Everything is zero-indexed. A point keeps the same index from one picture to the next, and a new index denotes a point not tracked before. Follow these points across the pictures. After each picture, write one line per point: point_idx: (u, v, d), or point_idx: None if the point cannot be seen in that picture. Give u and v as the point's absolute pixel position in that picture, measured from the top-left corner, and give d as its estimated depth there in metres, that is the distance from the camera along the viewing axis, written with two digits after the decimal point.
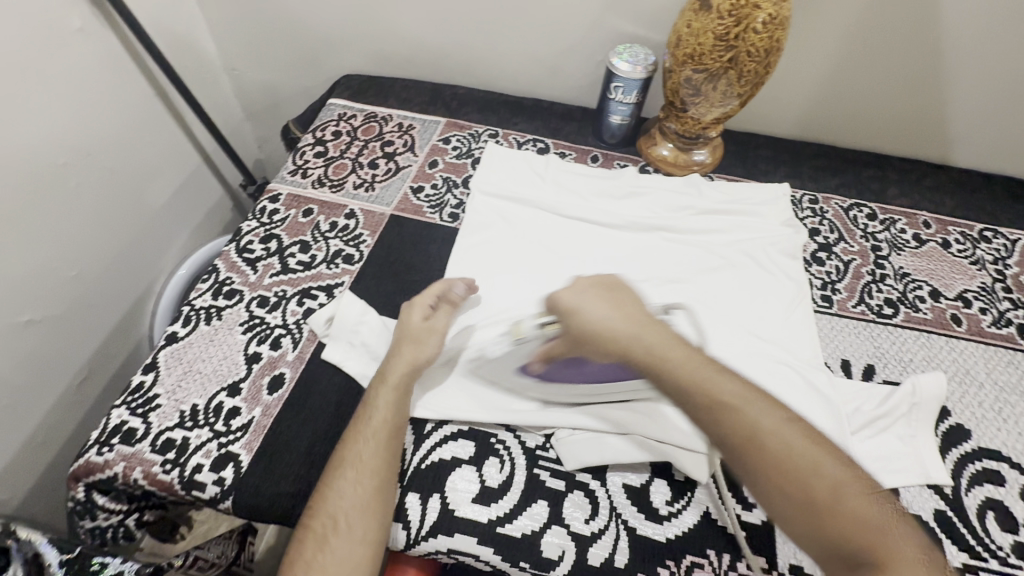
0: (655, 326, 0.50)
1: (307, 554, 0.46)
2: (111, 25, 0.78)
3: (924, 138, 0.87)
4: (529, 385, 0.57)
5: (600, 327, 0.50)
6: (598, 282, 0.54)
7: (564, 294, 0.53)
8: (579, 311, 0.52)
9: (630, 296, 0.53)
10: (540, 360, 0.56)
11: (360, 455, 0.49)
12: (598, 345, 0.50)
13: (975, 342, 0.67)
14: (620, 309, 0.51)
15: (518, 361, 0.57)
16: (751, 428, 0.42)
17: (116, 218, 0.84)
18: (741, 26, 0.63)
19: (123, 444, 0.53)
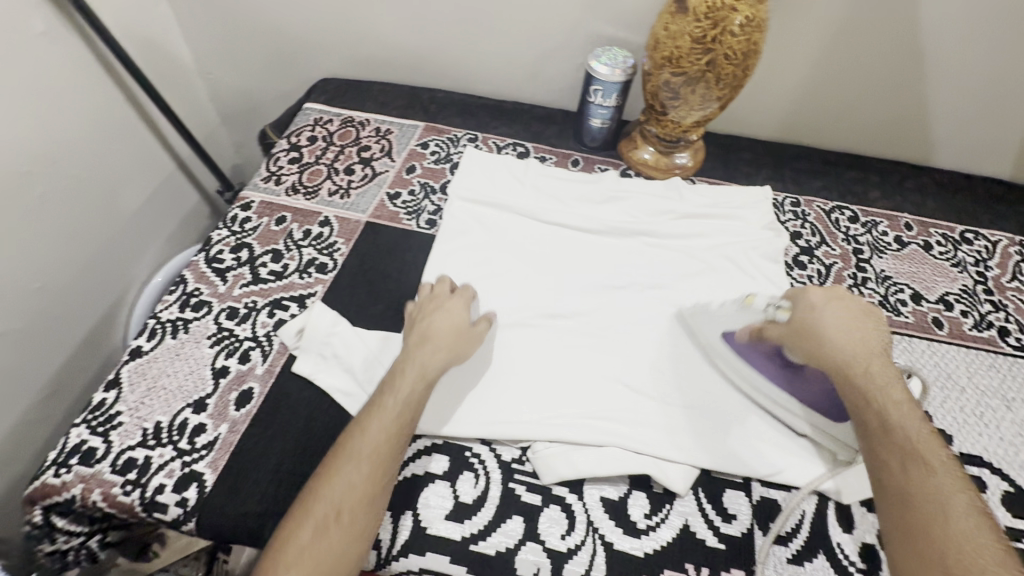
0: (882, 356, 0.50)
1: (303, 539, 0.43)
2: (75, 28, 0.76)
3: (905, 140, 0.86)
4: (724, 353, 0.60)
5: (822, 334, 0.52)
6: (860, 305, 0.54)
7: (813, 292, 0.55)
8: (816, 312, 0.54)
9: (877, 326, 0.53)
10: (750, 334, 0.58)
11: (376, 447, 0.47)
12: (816, 345, 0.52)
13: (957, 345, 0.67)
14: (866, 334, 0.52)
15: (734, 325, 0.61)
16: (886, 429, 0.46)
17: (84, 227, 0.82)
18: (718, 28, 0.62)
19: (82, 464, 0.51)
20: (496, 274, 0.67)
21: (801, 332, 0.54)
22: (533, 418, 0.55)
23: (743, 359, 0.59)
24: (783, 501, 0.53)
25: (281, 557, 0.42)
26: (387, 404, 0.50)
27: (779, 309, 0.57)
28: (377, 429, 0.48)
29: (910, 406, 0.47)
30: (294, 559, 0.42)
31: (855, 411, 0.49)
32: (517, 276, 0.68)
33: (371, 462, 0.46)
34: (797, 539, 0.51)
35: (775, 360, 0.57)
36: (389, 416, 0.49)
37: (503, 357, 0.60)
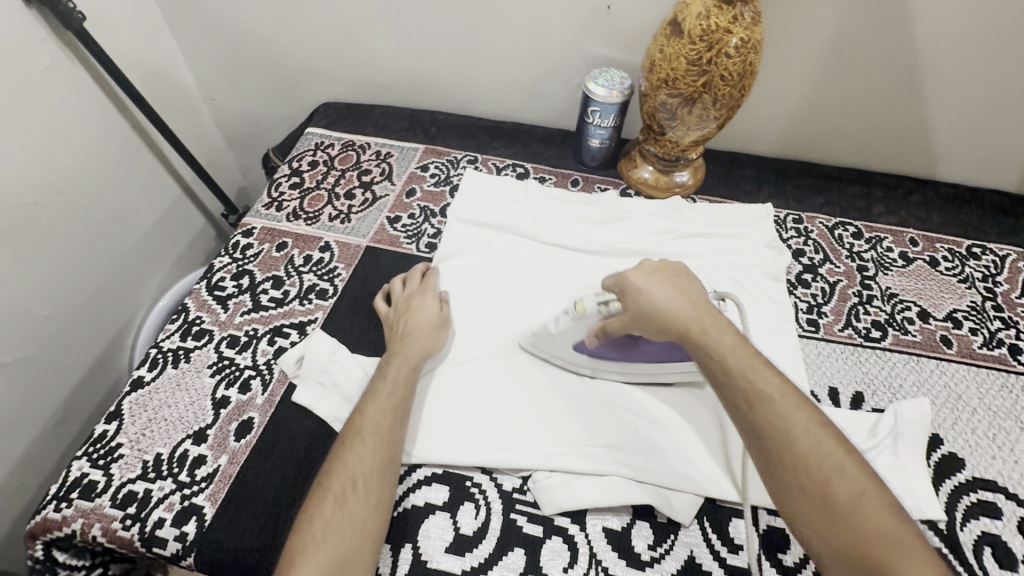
0: (707, 307, 0.51)
1: (325, 513, 0.45)
2: (81, 62, 0.77)
3: (909, 154, 0.85)
4: (584, 360, 0.59)
5: (659, 311, 0.51)
6: (665, 265, 0.54)
7: (633, 276, 0.53)
8: (641, 294, 0.52)
9: (690, 283, 0.53)
10: (597, 335, 0.56)
11: (378, 424, 0.51)
12: (658, 325, 0.51)
13: (967, 365, 0.65)
14: (686, 296, 0.51)
15: (576, 336, 0.57)
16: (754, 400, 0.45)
17: (91, 254, 0.83)
18: (713, 50, 0.62)
19: (83, 498, 0.51)
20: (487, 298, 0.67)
21: (642, 321, 0.52)
22: (528, 444, 0.55)
23: (599, 358, 0.58)
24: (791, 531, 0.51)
25: (309, 533, 0.44)
26: (382, 389, 0.53)
27: (610, 302, 0.55)
28: (377, 410, 0.52)
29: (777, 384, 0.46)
30: (321, 532, 0.44)
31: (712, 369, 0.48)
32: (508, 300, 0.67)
33: (372, 438, 0.49)
34: (807, 569, 0.49)
35: (624, 346, 0.56)
36: (382, 397, 0.53)
37: (482, 381, 0.59)
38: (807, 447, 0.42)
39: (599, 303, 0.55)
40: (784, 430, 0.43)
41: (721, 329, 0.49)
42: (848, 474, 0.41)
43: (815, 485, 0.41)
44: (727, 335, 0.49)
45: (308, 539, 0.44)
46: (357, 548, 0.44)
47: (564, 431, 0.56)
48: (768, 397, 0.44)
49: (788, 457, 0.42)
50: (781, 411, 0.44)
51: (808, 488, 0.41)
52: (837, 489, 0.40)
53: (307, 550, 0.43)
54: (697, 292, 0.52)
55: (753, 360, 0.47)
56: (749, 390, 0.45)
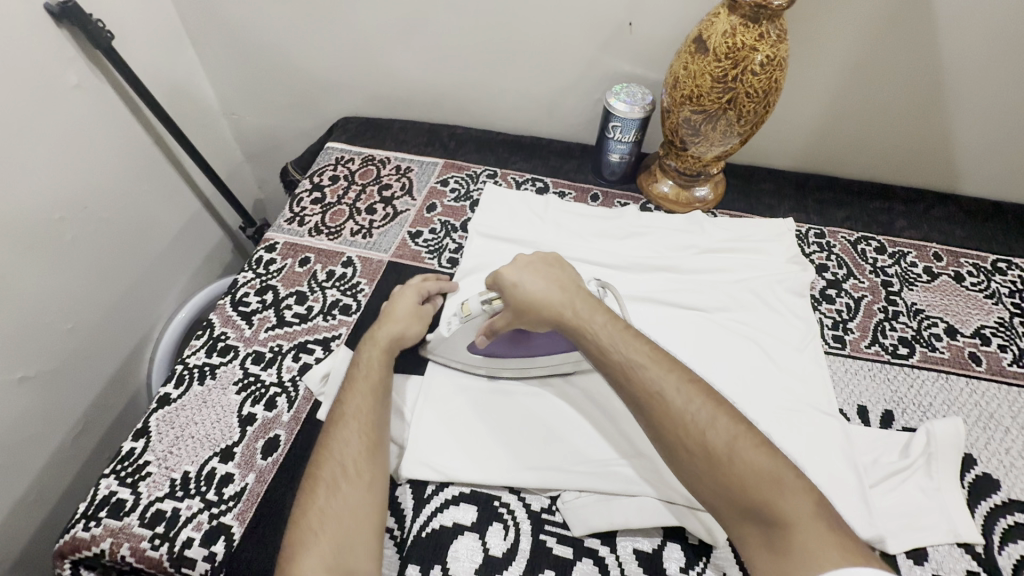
0: (578, 289, 0.57)
1: (319, 500, 0.46)
2: (107, 78, 0.78)
3: (930, 169, 0.85)
4: (478, 361, 0.61)
5: (530, 294, 0.56)
6: (540, 257, 0.60)
7: (506, 270, 0.58)
8: (518, 286, 0.57)
9: (566, 269, 0.60)
10: (486, 335, 0.59)
11: (360, 407, 0.52)
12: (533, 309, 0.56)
13: (997, 382, 0.65)
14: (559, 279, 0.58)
15: (467, 335, 0.60)
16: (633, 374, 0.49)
17: (113, 268, 0.84)
18: (738, 68, 0.62)
19: (111, 517, 0.51)
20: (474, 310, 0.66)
21: (519, 310, 0.57)
22: (554, 463, 0.55)
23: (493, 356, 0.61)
24: None
25: (306, 524, 0.45)
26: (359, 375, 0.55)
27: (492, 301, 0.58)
28: (357, 392, 0.53)
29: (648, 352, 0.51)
30: (318, 521, 0.45)
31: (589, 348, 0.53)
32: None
33: (355, 423, 0.51)
34: None
35: (512, 341, 0.60)
36: (364, 386, 0.54)
37: (478, 403, 0.59)
38: (680, 408, 0.46)
39: (482, 303, 0.58)
40: (657, 396, 0.47)
41: (591, 305, 0.55)
42: (721, 428, 0.45)
43: (694, 445, 0.45)
44: (598, 312, 0.55)
45: (306, 528, 0.45)
46: (354, 530, 0.45)
47: (576, 445, 0.56)
48: (640, 363, 0.49)
49: (670, 421, 0.46)
50: (652, 376, 0.48)
51: (691, 450, 0.44)
52: (712, 442, 0.44)
53: (305, 539, 0.44)
54: (570, 276, 0.59)
55: (620, 329, 0.53)
56: (620, 361, 0.50)
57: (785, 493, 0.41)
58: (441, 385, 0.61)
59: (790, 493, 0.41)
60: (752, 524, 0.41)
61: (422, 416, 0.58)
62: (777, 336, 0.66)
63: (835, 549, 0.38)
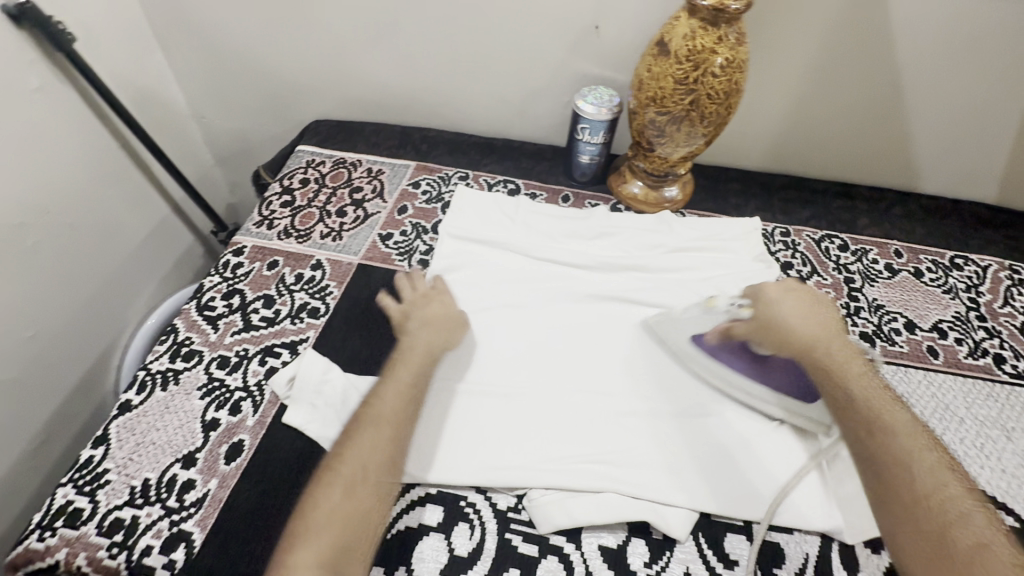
0: (841, 337, 0.54)
1: (334, 498, 0.45)
2: (70, 82, 0.77)
3: (891, 168, 0.87)
4: (698, 355, 0.61)
5: (786, 322, 0.55)
6: (802, 288, 0.58)
7: (771, 287, 0.58)
8: (772, 304, 0.57)
9: (825, 307, 0.57)
10: (720, 334, 0.59)
11: (399, 411, 0.51)
12: (779, 333, 0.55)
13: (953, 374, 0.66)
14: (817, 312, 0.56)
15: (698, 328, 0.62)
16: (847, 393, 0.49)
17: (77, 273, 0.82)
18: (699, 70, 0.64)
19: (68, 527, 0.50)
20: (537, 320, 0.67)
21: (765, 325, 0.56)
22: (569, 457, 0.55)
23: (716, 358, 0.60)
24: (786, 545, 0.51)
25: (311, 519, 0.44)
26: (404, 379, 0.54)
27: (742, 307, 0.59)
28: (394, 395, 0.52)
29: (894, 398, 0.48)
30: (325, 521, 0.44)
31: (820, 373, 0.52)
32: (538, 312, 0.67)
33: (385, 429, 0.49)
34: None
35: (743, 353, 0.59)
36: (405, 386, 0.53)
37: (521, 403, 0.59)
38: (928, 483, 0.42)
39: (731, 303, 0.60)
40: (902, 459, 0.43)
41: (849, 354, 0.52)
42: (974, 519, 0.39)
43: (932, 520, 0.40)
44: (855, 363, 0.51)
45: (312, 525, 0.43)
46: (357, 540, 0.44)
47: (630, 438, 0.57)
48: (889, 425, 0.45)
49: (902, 486, 0.42)
50: (903, 443, 0.44)
51: (909, 511, 0.41)
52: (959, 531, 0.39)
53: (307, 536, 0.43)
54: (832, 321, 0.56)
55: (880, 390, 0.49)
56: (868, 413, 0.47)
57: (958, 517, 0.39)
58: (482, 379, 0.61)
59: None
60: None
61: (456, 411, 0.58)
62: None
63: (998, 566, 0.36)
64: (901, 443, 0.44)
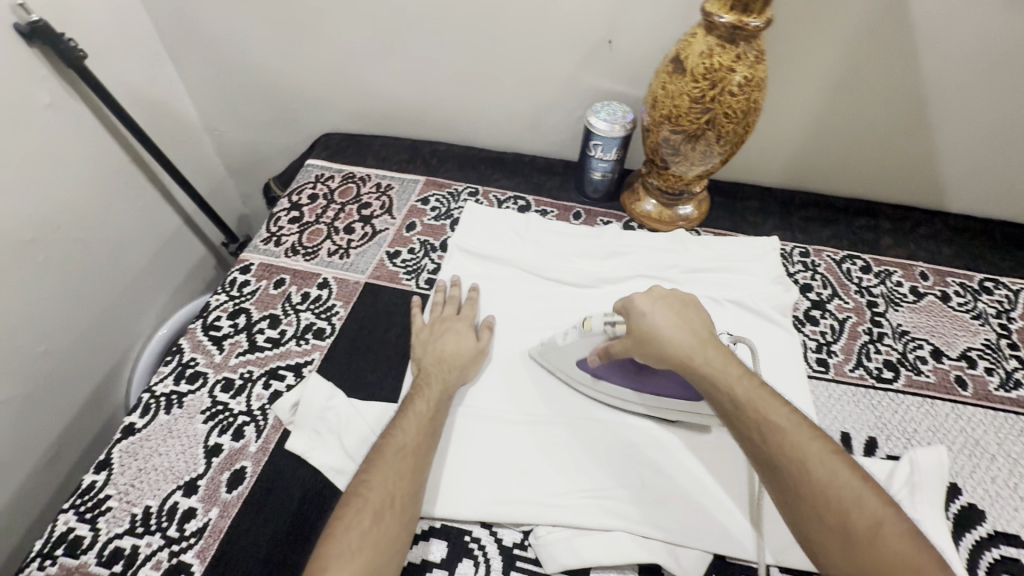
0: (715, 343, 0.51)
1: (362, 525, 0.45)
2: (82, 98, 0.77)
3: (916, 187, 0.84)
4: (587, 378, 0.59)
5: (659, 336, 0.51)
6: (675, 294, 0.55)
7: (640, 297, 0.55)
8: (647, 317, 0.53)
9: (697, 311, 0.54)
10: (600, 356, 0.57)
11: (417, 440, 0.51)
12: (659, 352, 0.51)
13: (983, 408, 0.63)
14: (691, 323, 0.52)
15: (580, 351, 0.59)
16: (751, 416, 0.45)
17: (90, 288, 0.82)
18: (717, 88, 0.61)
19: (68, 556, 0.49)
20: (533, 343, 0.65)
21: (641, 341, 0.53)
22: (578, 488, 0.54)
23: (601, 378, 0.59)
24: None
25: (342, 542, 0.44)
26: (418, 408, 0.54)
27: (617, 324, 0.57)
28: (412, 425, 0.52)
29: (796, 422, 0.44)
30: (355, 543, 0.44)
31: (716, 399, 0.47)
32: (535, 339, 0.66)
33: (409, 457, 0.50)
34: None
35: (627, 370, 0.57)
36: (422, 416, 0.54)
37: (490, 432, 0.58)
38: (823, 475, 0.41)
39: (606, 322, 0.57)
40: (799, 459, 0.42)
41: (727, 360, 0.49)
42: (866, 502, 0.40)
43: (830, 515, 0.39)
44: (734, 367, 0.48)
45: (341, 547, 0.43)
46: (385, 563, 0.44)
47: (622, 467, 0.55)
48: (780, 426, 0.44)
49: (799, 487, 0.41)
50: (803, 444, 0.42)
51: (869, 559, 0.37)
52: (856, 523, 0.39)
53: (336, 558, 0.43)
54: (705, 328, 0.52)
55: (760, 390, 0.47)
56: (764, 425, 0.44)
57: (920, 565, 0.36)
58: (466, 415, 0.59)
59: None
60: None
61: (505, 454, 0.56)
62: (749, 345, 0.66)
63: None
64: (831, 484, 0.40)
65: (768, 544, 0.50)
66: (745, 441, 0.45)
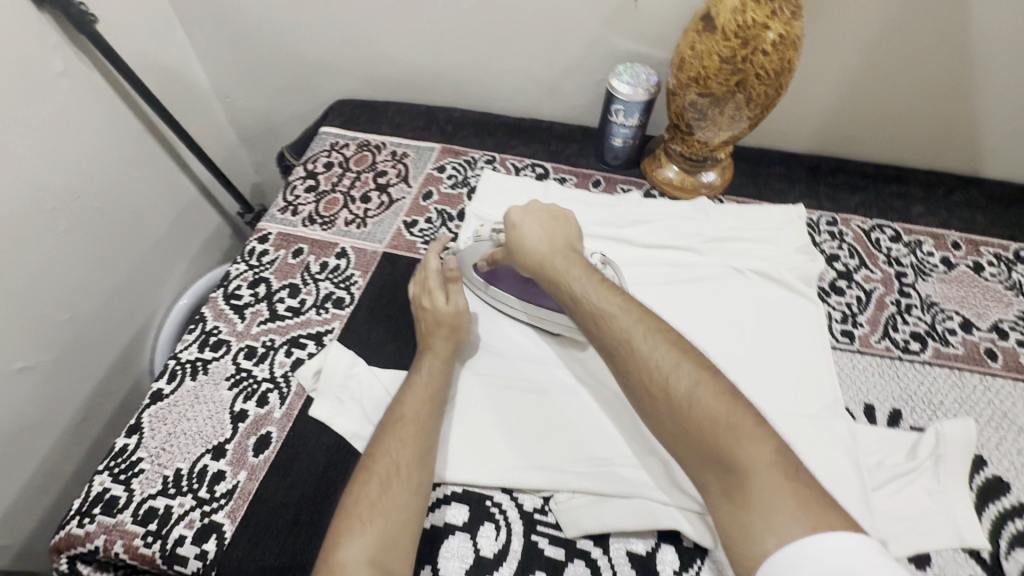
0: (569, 248, 0.58)
1: (371, 495, 0.45)
2: (95, 64, 0.76)
3: (952, 152, 0.80)
4: (479, 284, 0.66)
5: (525, 243, 0.59)
6: (550, 209, 0.62)
7: (514, 210, 0.62)
8: (515, 227, 0.60)
9: (566, 226, 0.61)
10: (488, 261, 0.65)
11: (416, 412, 0.52)
12: (523, 256, 0.59)
13: (1013, 379, 0.62)
14: (554, 233, 0.59)
15: (472, 257, 0.66)
16: (597, 315, 0.51)
17: (109, 257, 0.83)
18: (749, 47, 0.59)
19: (105, 514, 0.51)
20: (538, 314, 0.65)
21: (513, 250, 0.60)
22: (594, 456, 0.55)
23: (492, 285, 0.65)
24: None
25: (354, 514, 0.44)
26: (417, 381, 0.55)
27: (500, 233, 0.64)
28: (415, 398, 0.53)
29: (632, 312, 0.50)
30: (366, 515, 0.44)
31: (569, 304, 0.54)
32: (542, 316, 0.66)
33: (415, 427, 0.51)
34: None
35: (513, 277, 0.64)
36: (421, 388, 0.54)
37: (493, 404, 0.58)
38: (652, 360, 0.46)
39: (492, 231, 0.66)
40: (631, 350, 0.47)
41: (575, 265, 0.56)
42: (684, 373, 0.44)
43: (656, 386, 0.45)
44: (584, 271, 0.55)
45: (352, 518, 0.44)
46: (399, 530, 0.45)
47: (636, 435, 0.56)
48: (614, 316, 0.50)
49: (636, 370, 0.46)
50: (627, 328, 0.48)
51: (687, 419, 0.42)
52: (674, 385, 0.44)
53: (349, 528, 0.44)
54: (570, 237, 0.60)
55: (603, 288, 0.53)
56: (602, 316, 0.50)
57: (728, 423, 0.40)
58: (473, 387, 0.59)
59: (744, 439, 0.39)
60: (706, 464, 0.41)
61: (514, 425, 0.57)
62: (701, 306, 0.66)
63: (764, 458, 0.38)
64: (660, 364, 0.45)
65: None
66: (594, 339, 0.51)
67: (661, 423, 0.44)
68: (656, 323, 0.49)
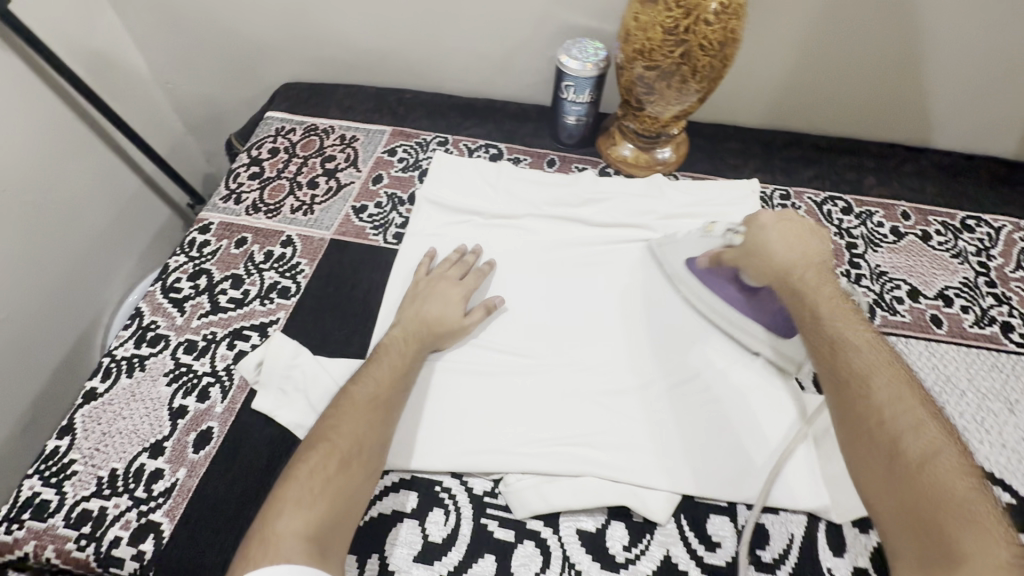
0: (823, 268, 0.52)
1: (326, 471, 0.45)
2: (14, 49, 0.72)
3: (903, 122, 0.81)
4: (688, 280, 0.63)
5: (769, 249, 0.53)
6: (804, 223, 0.55)
7: (763, 215, 0.55)
8: (761, 231, 0.54)
9: (816, 240, 0.54)
10: (710, 259, 0.60)
11: (382, 392, 0.51)
12: (762, 261, 0.54)
13: (956, 344, 0.63)
14: (808, 249, 0.53)
15: (694, 253, 0.63)
16: (829, 339, 0.47)
17: (45, 254, 0.79)
18: (691, 17, 0.57)
19: (35, 519, 0.49)
20: (567, 283, 0.65)
21: (747, 252, 0.55)
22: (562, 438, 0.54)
23: (705, 285, 0.61)
24: (771, 527, 0.50)
25: (302, 488, 0.43)
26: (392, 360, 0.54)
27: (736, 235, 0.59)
28: (381, 376, 0.52)
29: (883, 353, 0.45)
30: (316, 490, 0.43)
31: (803, 322, 0.49)
32: (656, 281, 0.66)
33: (377, 407, 0.50)
34: (785, 564, 0.48)
35: (733, 283, 0.59)
36: (391, 368, 0.53)
37: (467, 388, 0.57)
38: (882, 398, 0.42)
39: (727, 229, 0.60)
40: (859, 381, 0.44)
41: (824, 285, 0.50)
42: (923, 432, 0.40)
43: (881, 434, 0.41)
44: (828, 292, 0.50)
45: (298, 491, 0.43)
46: (345, 510, 0.44)
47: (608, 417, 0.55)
48: (856, 347, 0.45)
49: (859, 406, 0.43)
50: (864, 363, 0.44)
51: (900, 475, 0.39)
52: (905, 446, 0.39)
53: (294, 502, 0.43)
54: (822, 258, 0.53)
55: (853, 322, 0.48)
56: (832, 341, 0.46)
57: (963, 509, 0.36)
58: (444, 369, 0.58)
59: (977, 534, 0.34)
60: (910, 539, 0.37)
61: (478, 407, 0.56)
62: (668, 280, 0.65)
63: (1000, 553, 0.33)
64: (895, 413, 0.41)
65: (736, 485, 0.51)
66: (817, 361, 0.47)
67: (867, 473, 0.41)
68: (905, 374, 0.44)
